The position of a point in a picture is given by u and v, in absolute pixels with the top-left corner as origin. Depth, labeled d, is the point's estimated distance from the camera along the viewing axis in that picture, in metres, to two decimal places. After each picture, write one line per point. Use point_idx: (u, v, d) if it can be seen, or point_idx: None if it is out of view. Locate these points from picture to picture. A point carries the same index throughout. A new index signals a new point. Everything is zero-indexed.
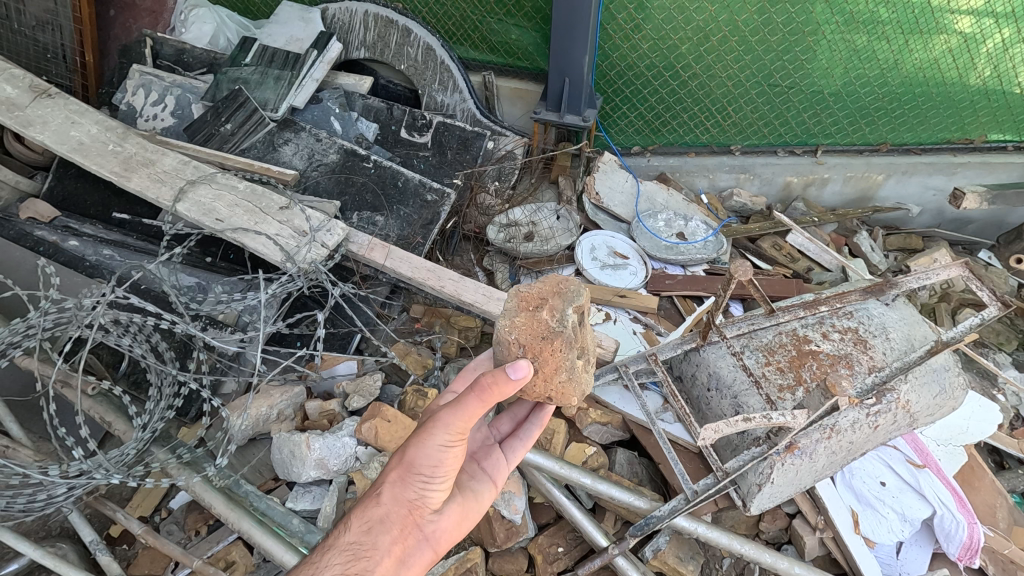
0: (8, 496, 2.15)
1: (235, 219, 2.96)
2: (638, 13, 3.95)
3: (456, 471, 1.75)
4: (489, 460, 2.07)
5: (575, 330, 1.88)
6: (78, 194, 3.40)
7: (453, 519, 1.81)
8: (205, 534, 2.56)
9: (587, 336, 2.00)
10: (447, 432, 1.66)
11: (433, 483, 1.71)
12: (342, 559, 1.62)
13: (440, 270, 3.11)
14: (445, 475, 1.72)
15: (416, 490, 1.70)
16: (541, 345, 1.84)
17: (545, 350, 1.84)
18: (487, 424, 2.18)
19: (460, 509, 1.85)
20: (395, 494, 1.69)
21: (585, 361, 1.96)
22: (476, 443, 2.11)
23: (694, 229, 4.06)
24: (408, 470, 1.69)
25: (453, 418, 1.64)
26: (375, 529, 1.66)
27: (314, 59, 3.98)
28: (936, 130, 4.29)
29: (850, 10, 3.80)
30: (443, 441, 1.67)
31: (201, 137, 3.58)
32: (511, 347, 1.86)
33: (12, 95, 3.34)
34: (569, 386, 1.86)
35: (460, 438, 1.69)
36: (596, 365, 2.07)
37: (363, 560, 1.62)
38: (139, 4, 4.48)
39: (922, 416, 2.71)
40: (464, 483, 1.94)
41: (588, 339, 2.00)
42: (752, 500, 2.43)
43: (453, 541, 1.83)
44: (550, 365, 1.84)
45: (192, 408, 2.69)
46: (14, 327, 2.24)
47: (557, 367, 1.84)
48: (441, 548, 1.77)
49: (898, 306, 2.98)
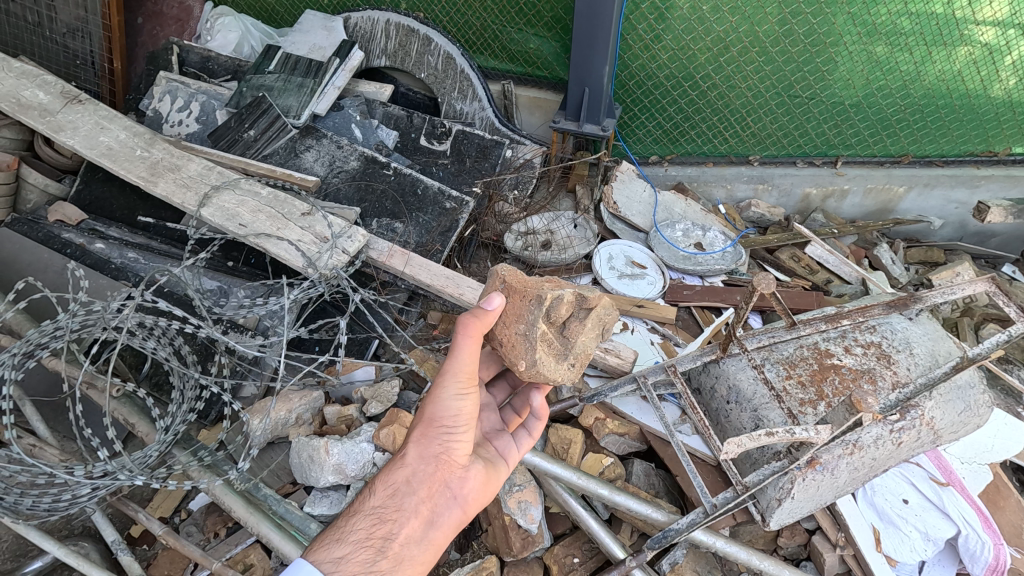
0: (32, 494, 2.18)
1: (258, 225, 3.00)
2: (658, 24, 3.98)
3: (475, 425, 1.91)
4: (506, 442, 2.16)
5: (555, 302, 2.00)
6: (104, 198, 3.46)
7: (476, 481, 1.91)
8: (224, 537, 2.57)
9: (573, 329, 2.08)
10: (456, 378, 1.82)
11: (450, 435, 1.86)
12: (369, 521, 1.75)
13: (458, 278, 3.13)
14: (464, 427, 1.87)
15: (439, 444, 1.85)
16: (519, 287, 2.01)
17: (519, 292, 2.01)
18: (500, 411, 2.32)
19: (486, 472, 1.96)
20: (419, 452, 1.84)
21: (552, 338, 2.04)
22: (491, 425, 2.22)
23: (712, 240, 4.04)
24: (429, 426, 1.85)
25: (452, 362, 1.82)
26: (400, 490, 1.80)
27: (336, 66, 4.05)
28: (959, 143, 4.24)
29: (873, 22, 3.78)
30: (455, 389, 1.84)
31: (224, 143, 3.64)
32: (497, 282, 2.07)
33: (45, 101, 3.42)
34: (522, 338, 1.97)
35: (469, 383, 1.85)
36: (570, 363, 2.07)
37: (388, 520, 1.75)
38: (166, 13, 4.65)
39: (946, 433, 2.67)
40: (486, 453, 2.06)
41: (572, 333, 2.07)
42: (771, 515, 2.41)
43: (480, 502, 1.94)
44: (514, 310, 2.00)
45: (212, 411, 2.76)
46: (43, 328, 2.27)
47: (519, 315, 2.00)
48: (469, 511, 1.89)
49: (921, 321, 2.96)
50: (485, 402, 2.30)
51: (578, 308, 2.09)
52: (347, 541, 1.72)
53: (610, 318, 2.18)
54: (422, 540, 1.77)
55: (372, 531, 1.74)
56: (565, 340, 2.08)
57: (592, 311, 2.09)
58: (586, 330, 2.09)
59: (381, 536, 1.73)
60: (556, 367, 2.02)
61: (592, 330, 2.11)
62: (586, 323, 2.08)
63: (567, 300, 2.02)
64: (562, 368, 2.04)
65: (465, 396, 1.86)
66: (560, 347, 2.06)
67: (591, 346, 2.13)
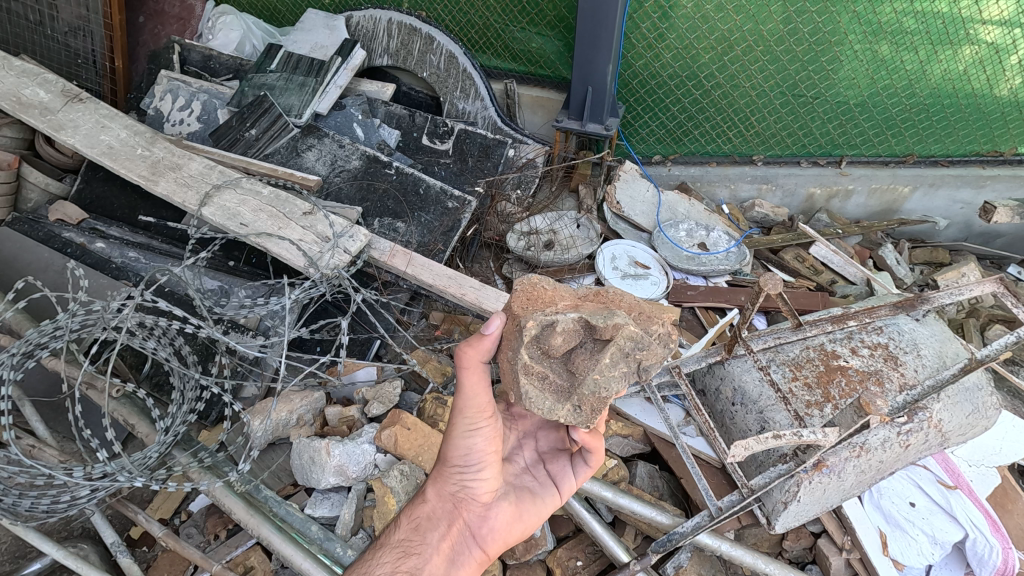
0: (31, 495, 2.16)
1: (260, 224, 2.98)
2: (662, 22, 3.95)
3: (493, 461, 1.86)
4: (555, 469, 2.10)
5: (546, 330, 1.74)
6: (105, 197, 3.45)
7: (500, 517, 1.91)
8: (224, 538, 2.55)
9: (580, 363, 1.78)
10: (464, 415, 1.77)
11: (469, 472, 1.85)
12: (393, 556, 1.77)
13: (461, 278, 3.10)
14: (481, 465, 1.85)
15: (456, 483, 1.86)
16: (515, 309, 1.83)
17: (512, 315, 1.82)
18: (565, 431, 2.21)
19: (512, 508, 1.95)
20: (439, 489, 1.87)
21: (549, 373, 1.76)
22: (547, 448, 2.15)
23: (715, 240, 4.01)
24: (447, 462, 1.86)
25: (460, 398, 1.77)
26: (423, 526, 1.83)
27: (338, 65, 4.03)
28: (965, 143, 4.21)
29: (878, 20, 3.75)
30: (466, 426, 1.79)
31: (226, 142, 3.62)
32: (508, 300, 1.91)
33: (45, 99, 3.41)
34: (510, 367, 1.78)
35: (480, 417, 1.78)
36: (574, 406, 1.76)
37: (412, 555, 1.77)
38: (168, 12, 4.64)
39: (954, 435, 2.64)
40: (521, 484, 2.02)
41: (579, 368, 1.77)
42: (776, 518, 2.38)
43: (505, 539, 1.92)
44: (507, 334, 1.82)
45: (212, 411, 2.73)
46: (42, 328, 2.25)
47: (512, 340, 1.80)
48: (490, 547, 1.88)
49: (928, 323, 2.92)
50: (546, 422, 2.20)
51: (588, 338, 1.78)
52: (371, 575, 1.74)
53: (643, 354, 1.75)
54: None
55: (397, 565, 1.75)
56: (571, 376, 1.78)
57: (607, 343, 1.75)
58: (598, 366, 1.73)
59: (405, 571, 1.74)
60: (550, 405, 1.75)
61: (610, 367, 1.74)
62: (597, 359, 1.73)
63: (563, 328, 1.73)
64: (562, 410, 1.74)
65: (477, 433, 1.80)
66: (562, 383, 1.77)
67: (608, 388, 1.74)
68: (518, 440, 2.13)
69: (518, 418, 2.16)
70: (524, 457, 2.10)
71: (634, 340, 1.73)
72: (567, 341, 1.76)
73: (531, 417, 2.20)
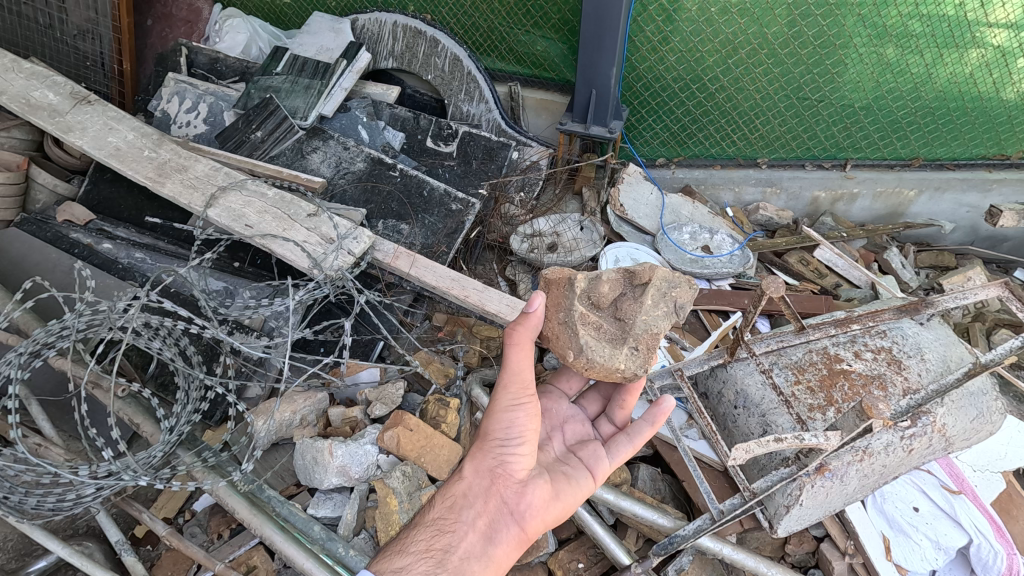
0: (38, 493, 2.18)
1: (265, 226, 3.00)
2: (666, 25, 3.96)
3: (532, 439, 1.90)
4: (587, 454, 2.09)
5: (592, 284, 2.06)
6: (112, 198, 3.48)
7: (537, 495, 1.90)
8: (228, 538, 2.57)
9: (627, 308, 2.05)
10: (508, 390, 1.87)
11: (508, 448, 1.89)
12: (428, 533, 1.81)
13: (464, 280, 3.11)
14: (520, 441, 1.89)
15: (494, 458, 1.90)
16: (554, 276, 2.07)
17: (554, 284, 2.06)
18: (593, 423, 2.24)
19: (548, 487, 1.94)
20: (476, 467, 1.91)
21: (601, 322, 2.02)
22: (576, 438, 2.16)
23: (719, 243, 4.02)
24: (486, 439, 1.91)
25: (506, 375, 1.87)
26: (459, 503, 1.86)
27: (343, 68, 4.06)
28: (971, 146, 4.19)
29: (883, 24, 3.74)
30: (508, 402, 1.87)
31: (232, 144, 3.65)
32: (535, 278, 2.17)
33: (54, 102, 3.45)
34: (564, 325, 2.00)
35: (523, 394, 1.88)
36: (631, 348, 1.99)
37: (446, 533, 1.80)
38: (176, 15, 4.69)
39: (959, 440, 2.63)
40: (556, 467, 2.01)
41: (626, 313, 2.04)
42: (779, 522, 2.37)
43: (544, 518, 1.91)
44: (552, 299, 2.06)
45: (217, 411, 2.75)
46: (50, 328, 2.28)
47: (557, 305, 2.03)
48: (529, 526, 1.87)
49: (933, 326, 2.91)
50: (574, 414, 2.23)
51: (627, 288, 2.09)
52: (406, 552, 1.76)
53: (677, 292, 2.06)
54: (481, 555, 1.78)
55: (431, 542, 1.78)
56: (620, 322, 2.04)
57: (645, 287, 2.06)
58: (643, 306, 2.02)
59: (440, 549, 1.76)
60: (609, 351, 1.96)
61: (653, 307, 2.03)
62: (640, 300, 2.03)
63: (606, 278, 2.06)
64: (621, 352, 1.97)
65: (519, 409, 1.88)
66: (615, 330, 2.02)
67: (656, 324, 2.02)
68: (548, 431, 2.14)
69: (545, 409, 2.20)
70: (557, 446, 2.11)
71: (667, 280, 2.06)
72: (611, 291, 2.07)
73: (557, 411, 2.21)
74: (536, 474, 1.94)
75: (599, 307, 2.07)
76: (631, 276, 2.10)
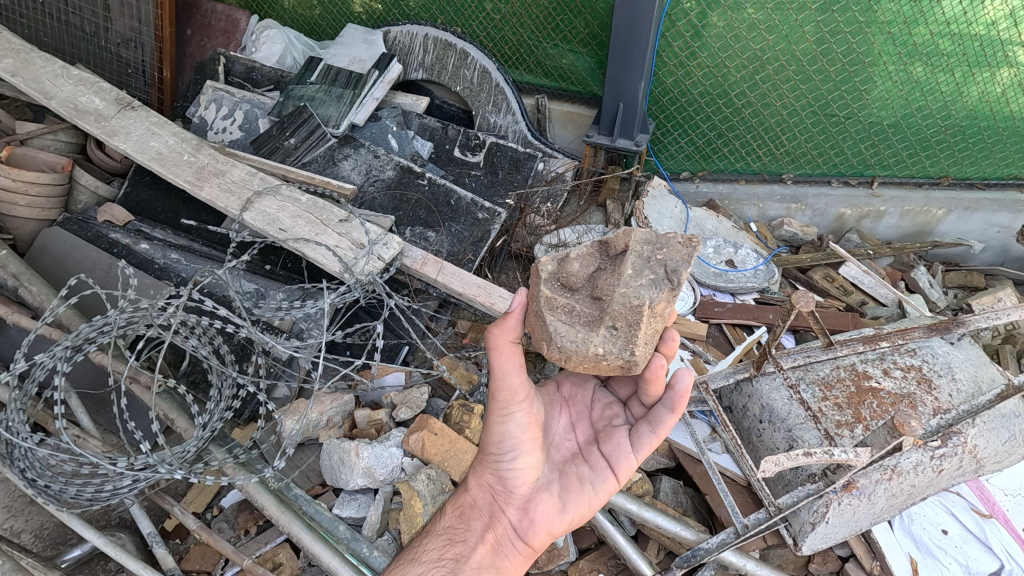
0: (78, 483, 2.25)
1: (298, 230, 3.08)
2: (694, 41, 4.00)
3: (528, 453, 1.89)
4: (611, 449, 1.98)
5: (561, 264, 1.90)
6: (151, 201, 3.60)
7: (543, 507, 1.91)
8: (255, 534, 2.63)
9: (604, 284, 1.85)
10: (496, 399, 1.86)
11: (507, 462, 1.89)
12: (439, 544, 1.92)
13: (490, 287, 3.16)
14: (518, 459, 1.89)
15: (494, 474, 1.93)
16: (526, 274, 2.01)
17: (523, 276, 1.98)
18: (622, 407, 2.09)
19: (556, 498, 1.92)
20: (479, 479, 1.98)
21: (574, 304, 1.85)
22: (601, 424, 2.06)
23: (744, 258, 4.00)
24: (485, 455, 1.94)
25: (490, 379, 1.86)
26: (467, 514, 1.96)
27: (375, 78, 4.16)
28: (1003, 165, 4.11)
29: (912, 42, 3.74)
30: (498, 413, 1.87)
31: (266, 150, 3.76)
32: None
33: (100, 107, 3.58)
34: (535, 317, 1.87)
35: (511, 402, 1.86)
36: (609, 327, 1.80)
37: (456, 543, 1.91)
38: (215, 26, 4.86)
39: (990, 463, 2.58)
40: (571, 470, 1.97)
41: (603, 289, 1.85)
42: (804, 539, 2.36)
43: (550, 530, 1.91)
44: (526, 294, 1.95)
45: (247, 410, 2.83)
46: (93, 323, 2.36)
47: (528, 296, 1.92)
48: (533, 539, 1.90)
49: (963, 346, 2.89)
50: (596, 399, 2.13)
51: (605, 262, 1.91)
52: (419, 560, 1.89)
53: (662, 255, 1.85)
54: (491, 566, 1.87)
55: (443, 551, 1.90)
56: (597, 302, 1.85)
57: (622, 257, 1.87)
58: (624, 279, 1.83)
59: (450, 558, 1.87)
60: (583, 335, 1.80)
61: (633, 277, 1.82)
62: (617, 272, 1.84)
63: (576, 256, 1.89)
64: (596, 334, 1.79)
65: (511, 419, 1.86)
66: (590, 311, 1.83)
67: (638, 296, 1.80)
68: (567, 424, 2.06)
69: (567, 399, 2.12)
70: (574, 441, 2.03)
71: (649, 243, 1.87)
72: (585, 269, 1.90)
73: (581, 400, 2.12)
74: (544, 484, 1.94)
75: (574, 290, 1.89)
76: (607, 248, 1.93)
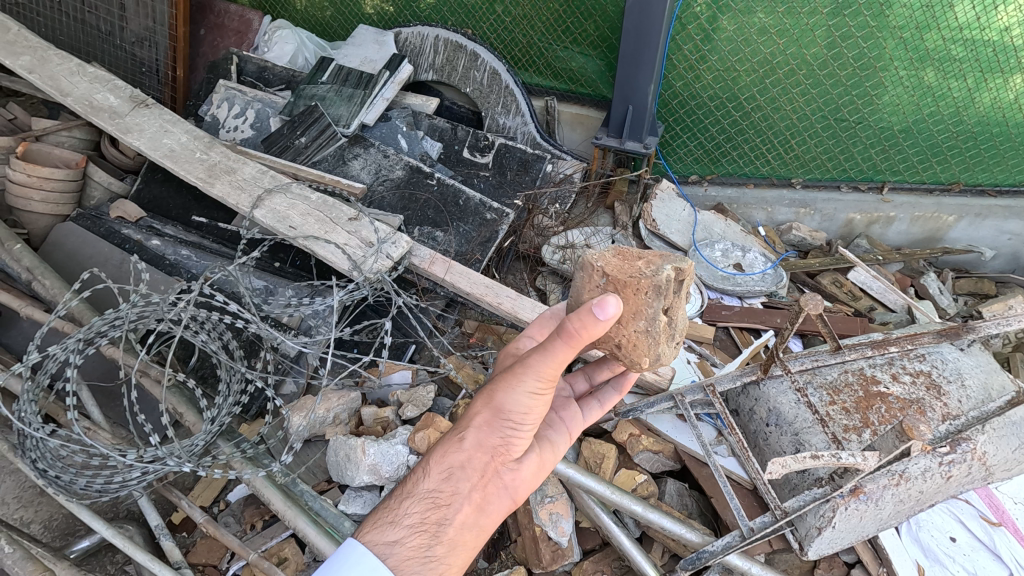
0: (87, 475, 2.27)
1: (307, 228, 3.10)
2: (704, 44, 4.00)
3: (539, 421, 1.77)
4: (565, 413, 2.07)
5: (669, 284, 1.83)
6: (162, 197, 3.64)
7: (529, 468, 1.84)
8: (260, 529, 2.65)
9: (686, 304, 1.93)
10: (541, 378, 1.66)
11: (519, 427, 1.73)
12: (423, 507, 1.70)
13: (498, 287, 3.17)
14: (529, 425, 1.74)
15: (499, 436, 1.73)
16: (626, 280, 1.77)
17: (629, 288, 1.77)
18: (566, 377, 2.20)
19: (539, 459, 1.88)
20: (478, 438, 1.72)
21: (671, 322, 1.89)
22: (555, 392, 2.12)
23: (751, 262, 3.97)
24: (496, 417, 1.71)
25: (544, 364, 1.64)
26: (456, 474, 1.72)
27: (385, 78, 4.19)
28: (1015, 172, 4.07)
29: (924, 47, 3.73)
30: (532, 388, 1.68)
31: (277, 149, 3.79)
32: (595, 275, 1.83)
33: (114, 104, 3.63)
34: (643, 334, 1.81)
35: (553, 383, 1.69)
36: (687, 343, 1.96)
37: (442, 507, 1.70)
38: (228, 26, 4.91)
39: (999, 471, 2.56)
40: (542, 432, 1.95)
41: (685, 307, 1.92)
42: (809, 544, 2.35)
43: (529, 488, 1.86)
44: (631, 305, 1.78)
45: (254, 406, 2.86)
46: (105, 316, 2.38)
47: (638, 312, 1.78)
48: (517, 499, 1.82)
49: (973, 352, 2.87)
50: None
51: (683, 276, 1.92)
52: (399, 525, 1.69)
53: None
54: (473, 527, 1.73)
55: (426, 515, 1.69)
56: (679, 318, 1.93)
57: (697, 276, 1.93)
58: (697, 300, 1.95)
59: (435, 522, 1.68)
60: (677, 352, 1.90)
61: None
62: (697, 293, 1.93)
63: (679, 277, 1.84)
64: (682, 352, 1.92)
65: (543, 395, 1.70)
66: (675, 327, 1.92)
67: None
68: None
69: None
70: None
71: None
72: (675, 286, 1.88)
73: None
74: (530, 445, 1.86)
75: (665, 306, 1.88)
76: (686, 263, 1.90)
